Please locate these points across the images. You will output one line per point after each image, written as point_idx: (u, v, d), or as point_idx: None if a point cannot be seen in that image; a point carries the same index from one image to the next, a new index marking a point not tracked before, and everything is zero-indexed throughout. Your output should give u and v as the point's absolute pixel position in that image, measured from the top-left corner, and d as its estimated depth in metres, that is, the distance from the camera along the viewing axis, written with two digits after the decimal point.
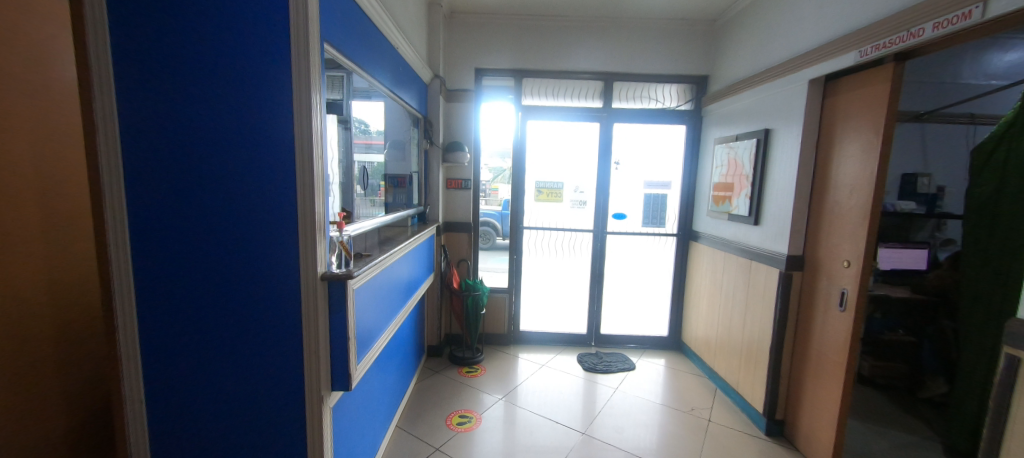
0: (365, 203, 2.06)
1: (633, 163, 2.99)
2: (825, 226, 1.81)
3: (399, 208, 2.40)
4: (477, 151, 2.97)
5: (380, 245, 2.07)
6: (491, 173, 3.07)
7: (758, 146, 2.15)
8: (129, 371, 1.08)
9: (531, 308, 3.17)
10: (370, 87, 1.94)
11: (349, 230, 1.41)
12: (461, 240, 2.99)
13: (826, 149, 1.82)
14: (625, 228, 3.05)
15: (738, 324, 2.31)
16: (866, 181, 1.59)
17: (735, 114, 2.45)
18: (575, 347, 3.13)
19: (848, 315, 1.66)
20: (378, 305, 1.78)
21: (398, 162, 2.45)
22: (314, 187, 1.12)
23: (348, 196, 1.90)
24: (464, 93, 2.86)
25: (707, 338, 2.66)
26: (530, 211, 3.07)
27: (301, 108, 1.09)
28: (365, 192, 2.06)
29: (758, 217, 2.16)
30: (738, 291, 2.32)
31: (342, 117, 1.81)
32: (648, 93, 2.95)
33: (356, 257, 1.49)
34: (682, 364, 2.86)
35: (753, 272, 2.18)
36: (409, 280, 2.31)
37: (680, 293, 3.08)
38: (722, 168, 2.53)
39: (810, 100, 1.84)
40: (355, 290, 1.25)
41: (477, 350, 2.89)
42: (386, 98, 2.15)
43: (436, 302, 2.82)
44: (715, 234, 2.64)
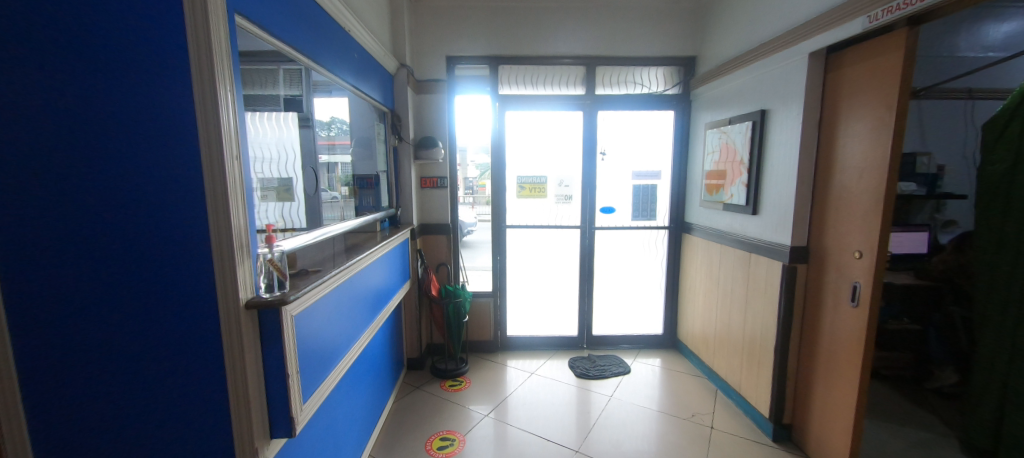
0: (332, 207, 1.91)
1: (620, 153, 2.81)
2: (831, 214, 1.66)
3: (366, 212, 2.18)
4: (461, 150, 2.78)
5: (343, 253, 1.85)
6: (479, 169, 2.82)
7: (754, 129, 1.98)
8: (10, 443, 0.83)
9: (518, 311, 2.98)
10: (331, 82, 1.79)
11: (284, 240, 1.18)
12: (439, 243, 2.78)
13: (830, 129, 1.66)
14: (614, 223, 2.87)
15: (737, 322, 2.16)
16: (879, 163, 1.44)
17: (727, 97, 2.28)
18: (566, 351, 2.96)
19: (862, 311, 1.51)
20: (340, 326, 1.56)
21: (365, 161, 2.26)
22: (229, 195, 0.90)
23: (314, 201, 1.79)
24: (435, 83, 2.64)
25: (704, 335, 2.52)
26: (512, 209, 2.87)
27: (204, 96, 0.86)
28: (332, 193, 1.90)
29: (756, 206, 1.99)
30: (737, 286, 2.16)
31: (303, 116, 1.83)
32: (633, 78, 2.75)
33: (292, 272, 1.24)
34: (678, 363, 2.71)
35: (753, 266, 2.01)
36: (379, 290, 2.10)
37: (674, 289, 2.92)
38: (715, 154, 2.36)
39: (811, 76, 1.68)
40: (292, 317, 1.04)
41: (461, 361, 2.69)
42: (347, 92, 1.97)
43: (414, 311, 2.61)
44: (709, 226, 2.47)
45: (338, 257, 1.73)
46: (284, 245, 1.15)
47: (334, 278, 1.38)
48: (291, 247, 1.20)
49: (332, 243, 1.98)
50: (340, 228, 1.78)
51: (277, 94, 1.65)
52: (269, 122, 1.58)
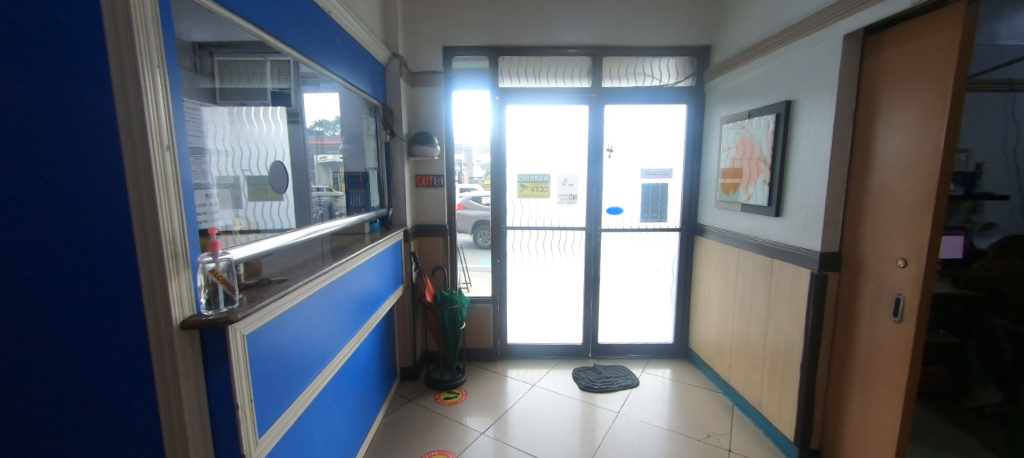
0: (322, 206, 1.83)
1: (628, 150, 2.63)
2: (868, 216, 1.47)
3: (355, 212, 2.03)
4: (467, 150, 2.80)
5: (328, 257, 1.69)
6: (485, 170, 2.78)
7: (777, 122, 1.80)
8: None
9: (519, 318, 2.81)
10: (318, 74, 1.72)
11: (237, 250, 1.04)
12: (436, 246, 2.62)
13: (868, 120, 1.48)
14: (622, 224, 2.70)
15: (756, 333, 1.98)
16: (928, 158, 1.26)
17: (745, 88, 2.10)
18: (571, 360, 2.79)
19: (907, 327, 1.32)
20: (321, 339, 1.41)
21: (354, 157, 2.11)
22: (158, 195, 0.75)
23: (304, 201, 1.75)
24: (431, 76, 2.48)
25: (719, 345, 2.33)
26: (513, 209, 2.70)
27: (124, 75, 0.72)
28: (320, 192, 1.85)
29: (780, 208, 1.80)
30: (756, 294, 1.97)
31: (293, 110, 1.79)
32: (643, 70, 2.58)
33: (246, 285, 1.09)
34: (690, 376, 2.53)
35: (776, 274, 1.83)
36: (368, 296, 1.95)
37: (686, 295, 2.74)
38: (732, 150, 2.18)
39: (846, 61, 1.49)
40: (241, 337, 0.89)
41: (458, 371, 2.53)
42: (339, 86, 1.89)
43: (408, 317, 2.46)
44: (725, 228, 2.29)
45: (319, 260, 1.58)
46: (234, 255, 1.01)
47: (306, 287, 1.22)
48: (244, 257, 1.05)
49: (315, 247, 1.84)
50: (322, 230, 1.63)
51: (264, 87, 1.68)
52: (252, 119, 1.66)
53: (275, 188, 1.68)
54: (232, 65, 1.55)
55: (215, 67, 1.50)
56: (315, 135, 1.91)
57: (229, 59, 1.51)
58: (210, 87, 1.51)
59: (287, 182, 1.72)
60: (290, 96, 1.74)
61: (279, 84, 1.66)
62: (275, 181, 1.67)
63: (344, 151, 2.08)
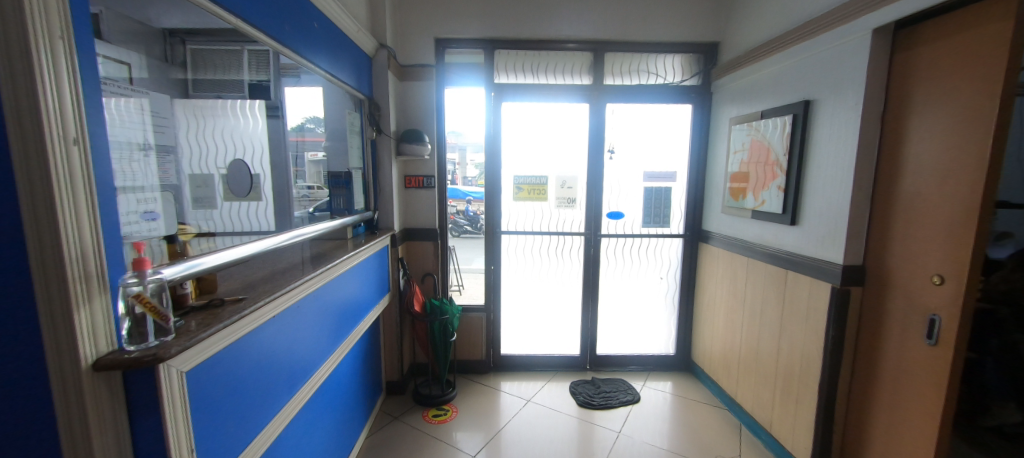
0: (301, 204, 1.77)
1: (630, 152, 2.50)
2: (897, 227, 1.35)
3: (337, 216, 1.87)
4: (461, 148, 2.51)
5: (305, 266, 1.53)
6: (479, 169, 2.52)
7: (794, 124, 1.67)
8: None
9: (514, 327, 2.67)
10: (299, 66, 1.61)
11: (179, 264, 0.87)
12: (426, 251, 2.46)
13: (897, 122, 1.36)
14: (622, 230, 2.56)
15: (767, 348, 1.86)
16: (972, 165, 1.14)
17: (758, 88, 1.98)
18: (568, 372, 2.65)
19: (942, 351, 1.20)
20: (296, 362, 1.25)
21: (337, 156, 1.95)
22: (59, 202, 0.60)
23: (284, 202, 1.75)
24: (422, 69, 2.31)
25: (725, 359, 2.21)
26: (509, 213, 2.55)
27: (10, 48, 0.56)
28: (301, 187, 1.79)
29: (796, 215, 1.68)
30: (769, 308, 1.85)
31: (273, 104, 1.67)
32: (647, 67, 2.45)
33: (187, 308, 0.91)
34: (693, 390, 2.40)
35: (792, 286, 1.70)
36: (351, 306, 1.79)
37: (689, 304, 2.61)
38: (741, 153, 2.06)
39: (875, 57, 1.36)
40: (178, 373, 0.74)
41: (448, 385, 2.37)
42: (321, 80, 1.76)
43: (395, 328, 2.29)
44: (733, 236, 2.17)
45: (293, 270, 1.40)
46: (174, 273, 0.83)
47: (272, 304, 1.06)
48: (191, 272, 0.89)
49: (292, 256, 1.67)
50: (297, 236, 1.47)
51: (242, 80, 1.56)
52: (227, 113, 1.60)
53: (234, 189, 1.63)
54: (206, 54, 1.45)
55: (187, 53, 1.42)
56: (296, 132, 1.79)
57: (205, 48, 1.43)
58: (183, 77, 1.46)
59: (265, 181, 1.71)
60: (269, 89, 1.62)
61: (256, 76, 1.54)
62: (233, 182, 1.63)
63: (329, 149, 1.94)
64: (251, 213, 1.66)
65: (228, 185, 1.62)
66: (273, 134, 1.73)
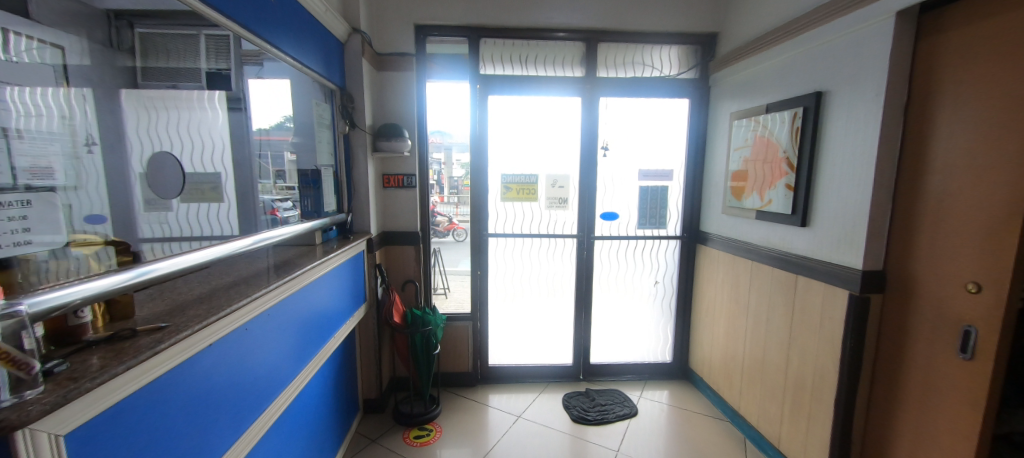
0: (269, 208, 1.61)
1: (625, 149, 2.36)
2: (922, 230, 1.26)
3: (305, 219, 1.67)
4: (446, 148, 2.33)
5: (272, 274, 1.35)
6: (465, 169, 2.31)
7: (805, 117, 1.57)
8: None
9: (503, 336, 2.50)
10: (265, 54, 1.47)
11: (81, 283, 0.68)
12: (406, 256, 2.27)
13: (921, 117, 1.26)
14: (617, 232, 2.42)
15: (774, 358, 1.74)
16: (1012, 164, 1.05)
17: (762, 81, 1.87)
18: (560, 383, 2.49)
19: (978, 366, 1.12)
20: (255, 391, 1.08)
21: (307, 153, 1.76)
22: None
23: (249, 201, 1.62)
24: (401, 58, 2.12)
25: (727, 367, 2.10)
26: (496, 214, 2.38)
27: None
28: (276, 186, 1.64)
29: (807, 217, 1.59)
30: (778, 315, 1.73)
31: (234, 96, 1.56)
32: (642, 59, 2.31)
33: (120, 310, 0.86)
34: (692, 400, 2.27)
35: (803, 292, 1.60)
36: (322, 320, 1.60)
37: (687, 309, 2.49)
38: (744, 150, 1.94)
39: (897, 44, 1.26)
40: (52, 436, 0.55)
41: (432, 402, 2.18)
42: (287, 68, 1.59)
43: (373, 340, 2.10)
44: (734, 237, 2.05)
45: (251, 282, 1.22)
46: (67, 295, 0.65)
47: (215, 327, 0.88)
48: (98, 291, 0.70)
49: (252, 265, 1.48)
50: (257, 241, 1.28)
51: (198, 68, 1.42)
52: (171, 111, 1.50)
53: (163, 190, 1.44)
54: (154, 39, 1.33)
55: (134, 40, 1.31)
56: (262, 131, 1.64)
57: (153, 33, 1.31)
58: (131, 66, 1.35)
59: (225, 181, 1.61)
60: (229, 79, 1.48)
61: (214, 65, 1.41)
62: (161, 181, 1.44)
63: (303, 147, 1.77)
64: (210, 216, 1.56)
65: (156, 185, 1.43)
66: (233, 126, 1.61)
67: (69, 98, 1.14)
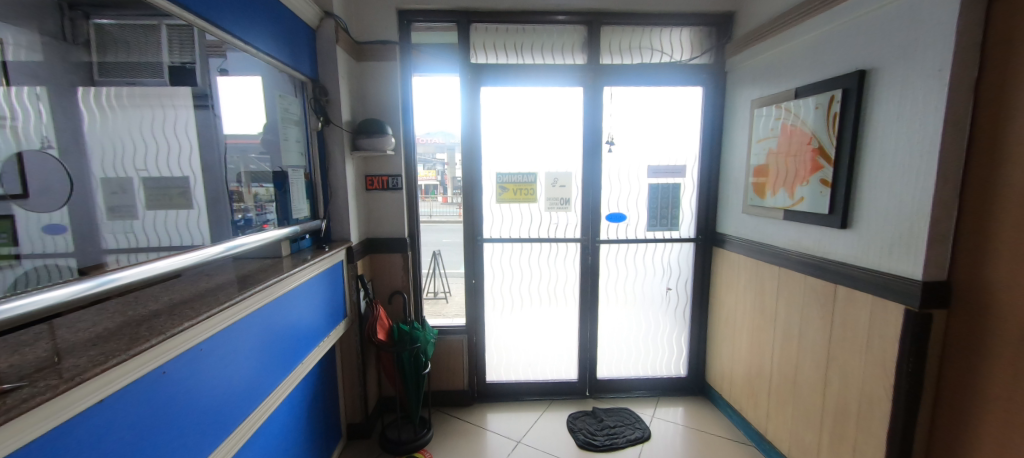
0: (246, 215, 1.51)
1: (633, 143, 2.14)
2: (1001, 233, 1.04)
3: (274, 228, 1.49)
4: (450, 147, 2.15)
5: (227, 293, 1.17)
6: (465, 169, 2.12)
7: (847, 101, 1.36)
8: None
9: (501, 350, 2.29)
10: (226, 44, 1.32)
11: (38, 293, 0.77)
12: (393, 265, 2.08)
13: (997, 95, 1.04)
14: (624, 235, 2.20)
15: (810, 379, 1.53)
16: None
17: (789, 62, 1.65)
18: (564, 401, 2.28)
19: None
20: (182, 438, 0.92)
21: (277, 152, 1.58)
22: None
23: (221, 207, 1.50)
24: (383, 47, 1.92)
25: (750, 385, 1.88)
26: (491, 217, 2.18)
27: None
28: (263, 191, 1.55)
29: (847, 217, 1.38)
30: (815, 331, 1.51)
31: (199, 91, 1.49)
32: (650, 43, 2.09)
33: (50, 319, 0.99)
34: (711, 421, 2.05)
35: (847, 305, 1.38)
36: (291, 343, 1.41)
37: (702, 318, 2.28)
38: (768, 142, 1.72)
39: (968, 5, 1.04)
40: None
41: (423, 426, 1.98)
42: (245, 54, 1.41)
43: (357, 360, 1.91)
44: (757, 239, 1.84)
45: (199, 301, 1.08)
46: (22, 306, 0.74)
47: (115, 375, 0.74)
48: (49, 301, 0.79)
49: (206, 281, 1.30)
50: (220, 248, 1.22)
51: (161, 62, 1.41)
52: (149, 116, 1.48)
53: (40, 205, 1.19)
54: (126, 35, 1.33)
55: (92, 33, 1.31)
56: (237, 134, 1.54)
57: (116, 24, 1.31)
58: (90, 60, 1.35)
59: (193, 185, 1.54)
60: (194, 74, 1.44)
61: (178, 58, 1.38)
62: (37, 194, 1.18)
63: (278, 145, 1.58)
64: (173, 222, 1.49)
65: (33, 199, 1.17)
66: (200, 126, 1.52)
67: (21, 97, 1.17)
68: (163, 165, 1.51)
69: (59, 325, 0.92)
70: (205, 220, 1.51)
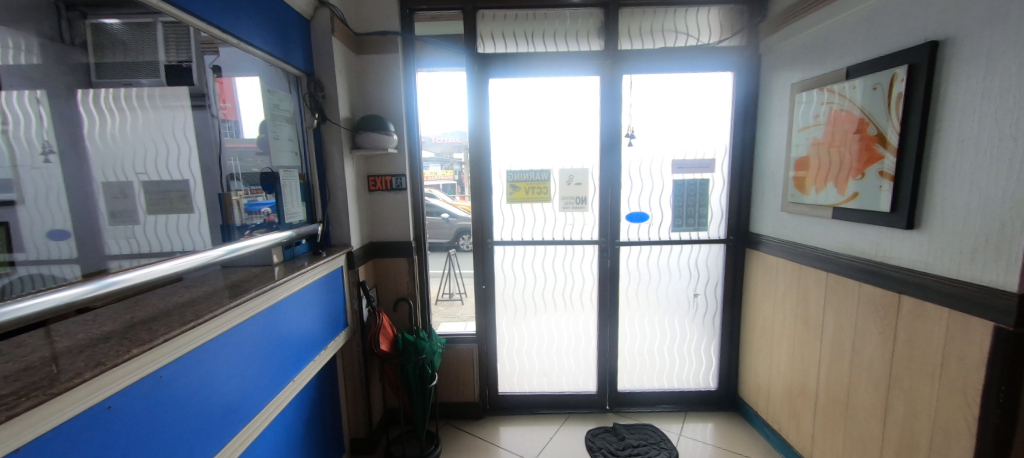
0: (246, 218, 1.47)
1: (655, 136, 1.96)
2: None
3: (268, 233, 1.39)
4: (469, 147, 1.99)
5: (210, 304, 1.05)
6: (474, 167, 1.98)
7: (914, 79, 1.15)
8: None
9: (514, 360, 2.15)
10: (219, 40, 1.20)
11: (42, 295, 0.75)
12: (398, 270, 1.96)
13: None
14: (646, 236, 2.03)
15: (868, 403, 1.32)
16: None
17: (838, 38, 1.43)
18: (582, 415, 2.12)
19: None
20: None
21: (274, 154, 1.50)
22: None
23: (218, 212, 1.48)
24: (384, 38, 1.80)
25: (793, 405, 1.68)
26: (502, 218, 2.04)
27: None
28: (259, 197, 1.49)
29: (915, 216, 1.17)
30: (873, 348, 1.30)
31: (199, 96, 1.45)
32: (674, 25, 1.91)
33: (41, 325, 0.97)
34: (745, 441, 1.86)
35: (915, 320, 1.17)
36: (285, 358, 1.30)
37: (735, 327, 2.08)
38: (812, 131, 1.52)
39: None
40: None
41: (431, 442, 1.87)
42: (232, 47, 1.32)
43: (361, 371, 1.80)
44: (799, 240, 1.63)
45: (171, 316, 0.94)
46: (22, 308, 0.71)
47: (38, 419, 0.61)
48: (50, 306, 0.75)
49: (190, 290, 1.19)
50: (218, 252, 1.15)
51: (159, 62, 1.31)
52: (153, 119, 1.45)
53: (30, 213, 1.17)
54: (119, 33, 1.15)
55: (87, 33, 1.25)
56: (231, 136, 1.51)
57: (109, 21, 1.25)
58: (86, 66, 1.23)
59: (193, 188, 1.49)
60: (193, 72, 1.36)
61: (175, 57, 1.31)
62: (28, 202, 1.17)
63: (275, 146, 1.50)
64: (177, 224, 1.48)
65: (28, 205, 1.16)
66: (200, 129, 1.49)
67: (20, 102, 1.14)
68: (163, 168, 1.47)
69: (7, 345, 0.82)
70: (205, 221, 1.50)
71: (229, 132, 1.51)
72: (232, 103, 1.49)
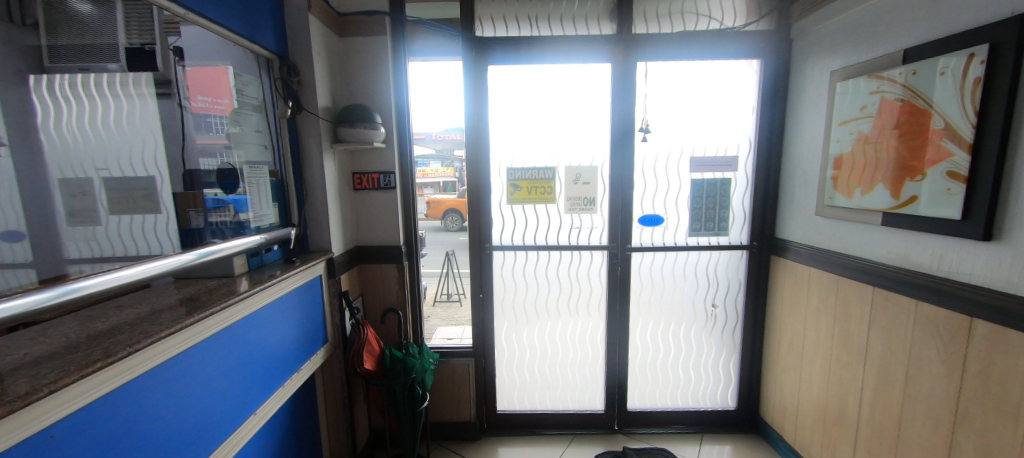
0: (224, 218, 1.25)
1: (671, 131, 1.77)
2: None
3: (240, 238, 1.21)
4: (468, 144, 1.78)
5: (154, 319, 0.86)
6: (470, 164, 1.78)
7: (996, 62, 0.96)
8: None
9: (514, 375, 1.97)
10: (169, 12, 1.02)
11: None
12: (386, 277, 1.78)
13: None
14: (661, 240, 1.84)
15: (926, 442, 1.14)
16: None
17: (892, 17, 1.23)
18: (588, 436, 1.94)
19: None
20: None
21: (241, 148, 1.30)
22: None
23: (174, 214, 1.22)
24: (371, 18, 1.61)
25: (828, 433, 1.49)
26: (502, 221, 1.85)
27: None
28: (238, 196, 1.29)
29: (993, 225, 0.98)
30: (933, 378, 1.12)
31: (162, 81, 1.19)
32: (695, 6, 1.71)
33: None
34: None
35: (993, 350, 0.98)
36: (256, 383, 1.11)
37: (756, 341, 1.89)
38: (858, 124, 1.33)
39: None
40: None
41: None
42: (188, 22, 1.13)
43: (343, 391, 1.61)
44: (837, 249, 1.44)
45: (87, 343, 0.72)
46: None
47: None
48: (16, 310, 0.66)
49: (138, 302, 0.99)
50: (189, 256, 1.02)
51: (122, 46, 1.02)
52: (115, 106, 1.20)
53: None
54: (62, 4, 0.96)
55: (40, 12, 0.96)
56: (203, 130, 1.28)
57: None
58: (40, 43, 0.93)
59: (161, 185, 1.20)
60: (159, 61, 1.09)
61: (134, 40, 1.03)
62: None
63: (241, 139, 1.30)
64: (145, 229, 1.16)
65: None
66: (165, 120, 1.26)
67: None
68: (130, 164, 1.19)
69: None
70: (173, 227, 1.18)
71: (203, 128, 1.27)
72: (229, 99, 1.27)
